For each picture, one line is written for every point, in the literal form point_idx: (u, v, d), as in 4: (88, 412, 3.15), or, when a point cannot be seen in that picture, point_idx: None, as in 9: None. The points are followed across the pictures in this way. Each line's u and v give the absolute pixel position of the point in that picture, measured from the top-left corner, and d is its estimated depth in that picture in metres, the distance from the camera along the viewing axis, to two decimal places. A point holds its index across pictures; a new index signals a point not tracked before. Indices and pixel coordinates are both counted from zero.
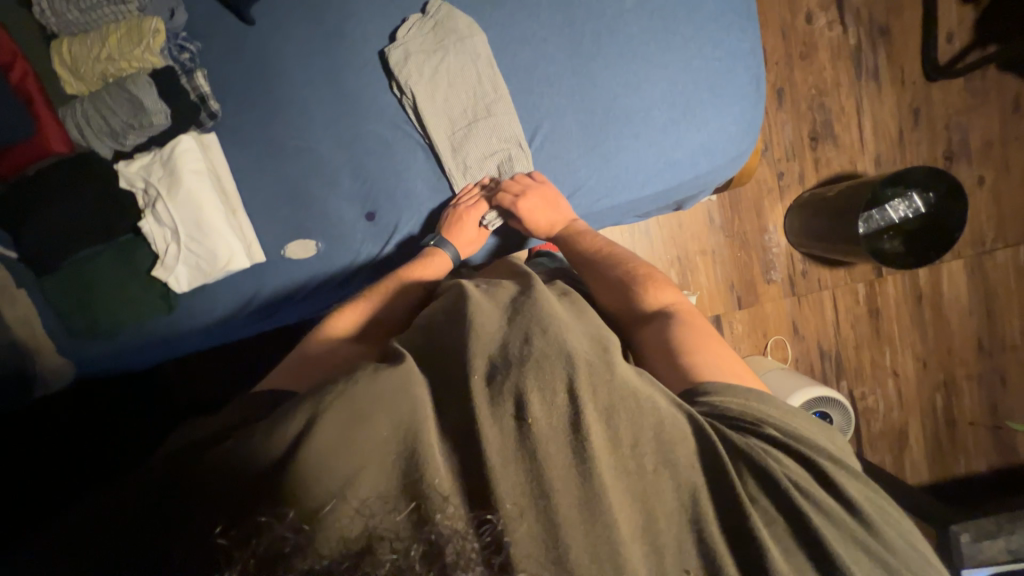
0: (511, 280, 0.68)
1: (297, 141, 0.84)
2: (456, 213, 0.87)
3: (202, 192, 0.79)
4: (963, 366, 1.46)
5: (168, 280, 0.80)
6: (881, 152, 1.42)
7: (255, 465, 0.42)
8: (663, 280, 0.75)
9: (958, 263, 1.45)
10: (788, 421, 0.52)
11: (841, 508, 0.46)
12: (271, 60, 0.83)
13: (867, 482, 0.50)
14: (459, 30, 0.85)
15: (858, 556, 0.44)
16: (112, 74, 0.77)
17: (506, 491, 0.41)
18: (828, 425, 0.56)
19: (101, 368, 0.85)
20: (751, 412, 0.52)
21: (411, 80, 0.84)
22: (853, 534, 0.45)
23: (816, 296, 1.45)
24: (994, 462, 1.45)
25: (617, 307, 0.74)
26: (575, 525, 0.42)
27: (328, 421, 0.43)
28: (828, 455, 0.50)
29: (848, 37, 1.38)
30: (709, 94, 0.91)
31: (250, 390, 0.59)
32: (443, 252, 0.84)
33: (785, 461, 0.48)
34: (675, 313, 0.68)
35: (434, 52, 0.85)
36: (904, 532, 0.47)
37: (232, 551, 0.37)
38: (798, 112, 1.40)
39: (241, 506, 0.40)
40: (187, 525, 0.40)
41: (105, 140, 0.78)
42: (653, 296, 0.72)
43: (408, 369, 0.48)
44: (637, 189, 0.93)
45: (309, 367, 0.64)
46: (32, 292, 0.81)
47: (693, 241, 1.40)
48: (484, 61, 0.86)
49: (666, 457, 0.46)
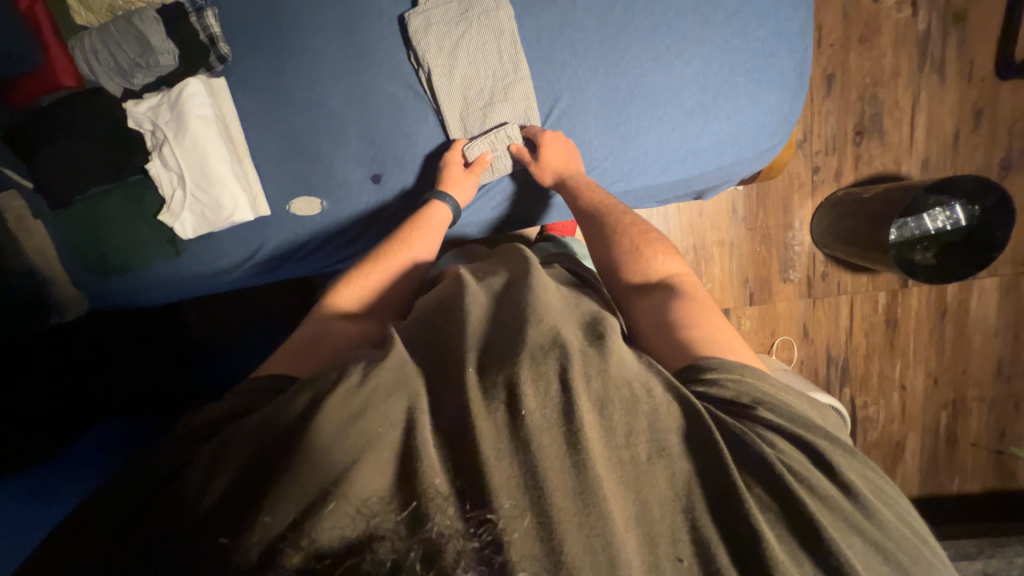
0: (508, 265, 0.67)
1: (307, 95, 0.82)
2: (448, 166, 0.84)
3: (208, 139, 0.78)
4: (976, 387, 1.41)
5: (174, 226, 0.81)
6: (930, 153, 1.32)
7: (257, 460, 0.44)
8: (667, 246, 0.72)
9: (993, 281, 1.37)
10: (785, 400, 0.50)
11: (837, 492, 0.44)
12: (284, 2, 0.78)
13: (860, 458, 0.48)
14: (485, 1, 0.80)
15: (851, 541, 0.42)
16: (120, 6, 0.75)
17: (503, 488, 0.41)
18: (820, 403, 0.54)
19: (116, 303, 0.89)
20: (751, 391, 0.50)
21: (429, 49, 0.80)
22: (849, 520, 0.43)
23: (833, 300, 1.40)
24: (989, 485, 1.43)
25: (614, 273, 0.72)
26: (569, 513, 0.40)
27: (326, 413, 0.44)
28: (825, 435, 0.48)
29: (918, 21, 1.25)
30: (745, 78, 0.84)
31: (250, 375, 0.58)
32: (444, 204, 0.82)
33: (777, 443, 0.46)
34: (675, 285, 0.66)
35: (455, 22, 0.80)
36: (900, 513, 0.45)
37: (238, 546, 0.40)
38: (847, 102, 1.29)
39: (241, 506, 0.42)
40: (193, 513, 0.42)
41: (114, 78, 0.76)
42: (657, 263, 0.70)
43: (402, 362, 0.50)
44: (654, 176, 0.89)
45: (312, 352, 0.62)
46: (48, 224, 0.81)
47: (712, 231, 1.35)
48: (508, 35, 0.81)
49: (658, 445, 0.44)
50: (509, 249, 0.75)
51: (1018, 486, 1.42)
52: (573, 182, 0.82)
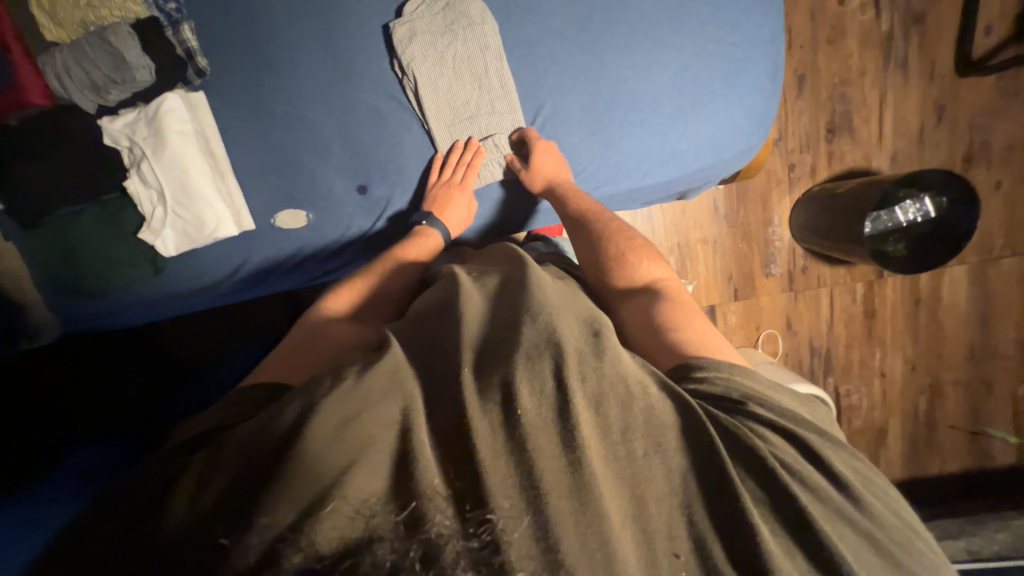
0: (499, 267, 0.67)
1: (288, 107, 0.81)
2: (447, 192, 0.84)
3: (189, 154, 0.77)
4: (951, 371, 1.47)
5: (156, 244, 0.79)
6: (898, 149, 1.37)
7: (253, 466, 0.43)
8: (654, 253, 0.74)
9: (962, 268, 1.43)
10: (770, 395, 0.52)
11: (827, 483, 0.45)
12: (261, 16, 0.77)
13: (853, 453, 0.49)
14: (470, 15, 0.81)
15: (844, 534, 0.43)
16: (92, 22, 0.72)
17: (500, 488, 0.41)
18: (811, 400, 0.55)
19: (93, 325, 0.86)
20: (742, 387, 0.51)
21: (414, 61, 0.80)
22: (841, 511, 0.44)
23: (813, 292, 1.44)
24: (968, 465, 1.49)
25: (601, 275, 0.73)
26: (566, 514, 0.41)
27: (320, 420, 0.44)
28: (814, 429, 0.49)
29: (880, 22, 1.30)
30: (721, 82, 0.87)
31: (240, 385, 0.57)
32: (435, 232, 0.82)
33: (771, 439, 0.47)
34: (660, 289, 0.67)
35: (440, 34, 0.80)
36: (892, 506, 0.47)
37: (237, 547, 0.39)
38: (818, 101, 1.34)
39: (238, 508, 0.41)
40: (190, 519, 0.41)
41: (88, 94, 0.74)
42: (642, 267, 0.71)
43: (397, 366, 0.49)
44: (637, 179, 0.90)
45: (303, 357, 0.62)
46: (19, 245, 0.78)
47: (695, 229, 1.38)
48: (494, 49, 0.82)
49: (655, 441, 0.45)
50: (501, 250, 0.76)
51: (994, 465, 1.48)
52: (564, 189, 0.83)
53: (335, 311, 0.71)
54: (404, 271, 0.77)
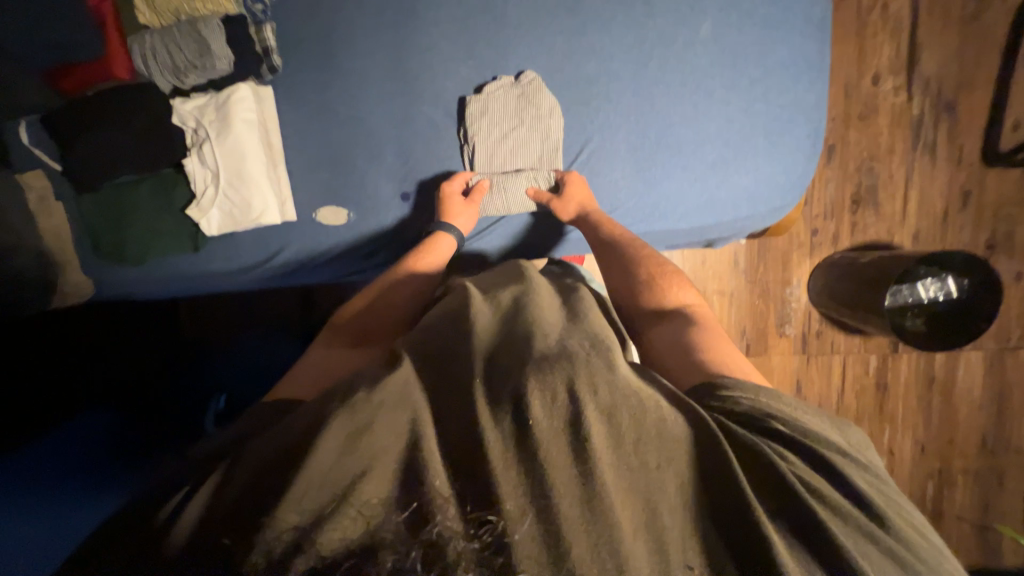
0: (515, 280, 0.68)
1: (350, 110, 0.85)
2: (445, 198, 0.87)
3: (248, 141, 0.80)
4: (962, 459, 1.43)
5: (201, 222, 0.82)
6: (921, 227, 1.40)
7: (267, 471, 0.43)
8: (684, 279, 0.75)
9: (979, 354, 1.42)
10: (798, 418, 0.50)
11: (852, 505, 0.44)
12: (338, 25, 0.82)
13: (876, 474, 0.48)
14: (540, 108, 0.87)
15: (867, 551, 0.42)
16: (185, 12, 0.77)
17: (507, 490, 0.41)
18: (839, 418, 0.53)
19: (123, 291, 0.89)
20: (762, 407, 0.51)
21: (478, 136, 0.87)
22: (864, 530, 0.43)
23: (825, 358, 1.43)
24: (976, 561, 1.42)
25: (631, 299, 0.74)
26: (574, 518, 0.40)
27: (333, 430, 0.43)
28: (838, 450, 0.48)
29: (912, 106, 1.35)
30: (764, 140, 0.91)
31: (261, 402, 0.55)
32: (450, 236, 0.85)
33: (790, 458, 0.46)
34: (690, 314, 0.68)
35: (509, 122, 0.87)
36: (915, 524, 0.45)
37: (239, 549, 0.38)
38: (846, 172, 1.37)
39: (248, 512, 0.40)
40: (202, 522, 0.41)
41: (166, 75, 0.78)
42: (670, 294, 0.72)
43: (407, 375, 0.48)
44: (673, 221, 0.94)
45: (320, 377, 0.60)
46: (69, 207, 0.82)
47: (713, 279, 1.39)
48: (551, 143, 0.89)
49: (666, 454, 0.44)
50: (511, 266, 0.77)
51: (1003, 565, 1.41)
52: (596, 215, 0.85)
53: (354, 318, 0.72)
54: (417, 280, 0.78)
